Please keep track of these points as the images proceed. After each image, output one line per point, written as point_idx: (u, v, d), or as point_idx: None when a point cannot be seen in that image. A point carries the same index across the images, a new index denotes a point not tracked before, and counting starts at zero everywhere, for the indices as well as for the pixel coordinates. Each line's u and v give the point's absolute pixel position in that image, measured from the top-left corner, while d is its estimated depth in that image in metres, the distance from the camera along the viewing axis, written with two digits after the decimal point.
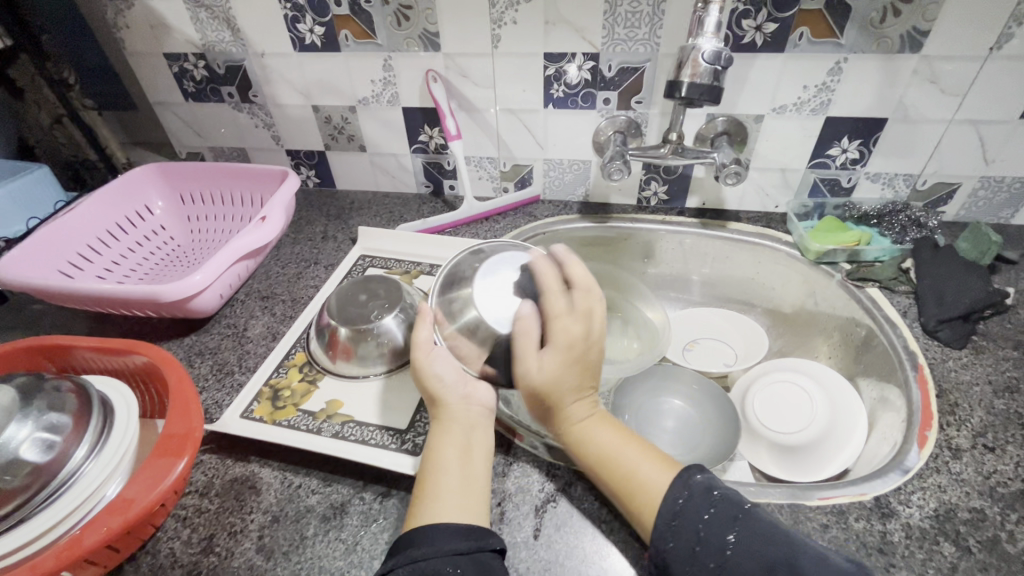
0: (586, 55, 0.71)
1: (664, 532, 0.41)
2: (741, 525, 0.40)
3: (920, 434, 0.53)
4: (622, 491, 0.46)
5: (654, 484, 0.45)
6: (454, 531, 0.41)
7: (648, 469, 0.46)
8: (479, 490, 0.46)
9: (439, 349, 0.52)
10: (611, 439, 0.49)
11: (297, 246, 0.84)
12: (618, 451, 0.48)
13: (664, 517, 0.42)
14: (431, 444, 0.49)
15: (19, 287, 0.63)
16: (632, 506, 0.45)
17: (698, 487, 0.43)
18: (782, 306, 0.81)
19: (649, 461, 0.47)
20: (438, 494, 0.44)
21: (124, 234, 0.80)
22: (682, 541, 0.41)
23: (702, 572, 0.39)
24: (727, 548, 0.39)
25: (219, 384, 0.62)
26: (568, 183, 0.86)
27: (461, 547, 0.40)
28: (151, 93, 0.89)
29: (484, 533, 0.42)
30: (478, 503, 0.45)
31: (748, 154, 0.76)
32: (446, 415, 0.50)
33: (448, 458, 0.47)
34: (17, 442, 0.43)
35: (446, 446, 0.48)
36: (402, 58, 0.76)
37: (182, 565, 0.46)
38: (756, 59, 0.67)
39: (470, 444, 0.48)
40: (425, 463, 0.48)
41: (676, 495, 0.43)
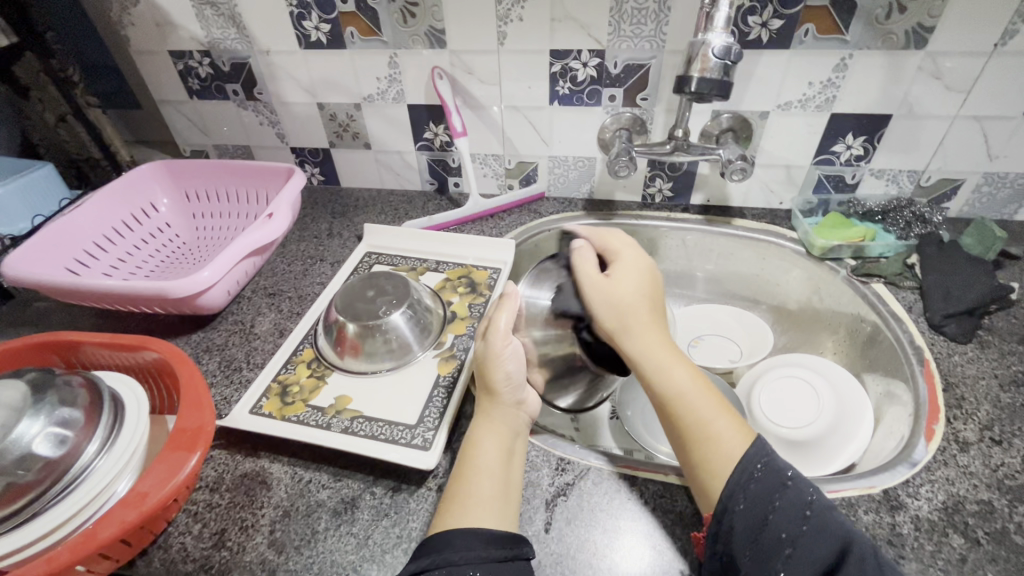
0: (592, 51, 0.72)
1: (737, 493, 0.41)
2: (817, 509, 0.40)
3: (928, 427, 0.53)
4: (699, 446, 0.45)
5: (731, 443, 0.45)
6: (489, 538, 0.42)
7: (723, 425, 0.46)
8: (512, 495, 0.46)
9: (512, 341, 0.52)
10: (689, 385, 0.49)
11: (302, 243, 0.84)
12: (693, 401, 0.48)
13: (737, 477, 0.42)
14: (473, 439, 0.49)
15: (27, 284, 0.63)
16: (708, 465, 0.44)
17: (776, 462, 0.43)
18: (787, 302, 0.81)
19: (726, 417, 0.47)
20: (476, 496, 0.45)
21: (130, 231, 0.80)
22: (756, 507, 0.41)
23: (771, 543, 0.39)
24: (800, 526, 0.39)
25: (227, 380, 0.62)
26: (572, 180, 0.86)
27: (498, 555, 0.41)
28: (155, 91, 0.89)
29: (518, 541, 0.43)
30: (512, 508, 0.46)
31: (753, 150, 0.77)
32: (496, 408, 0.51)
33: (489, 456, 0.48)
34: (29, 438, 0.43)
35: (490, 443, 0.48)
36: (409, 56, 0.77)
37: (194, 560, 0.46)
38: (762, 56, 0.67)
39: (511, 443, 0.49)
40: (463, 456, 0.48)
41: (753, 460, 0.43)
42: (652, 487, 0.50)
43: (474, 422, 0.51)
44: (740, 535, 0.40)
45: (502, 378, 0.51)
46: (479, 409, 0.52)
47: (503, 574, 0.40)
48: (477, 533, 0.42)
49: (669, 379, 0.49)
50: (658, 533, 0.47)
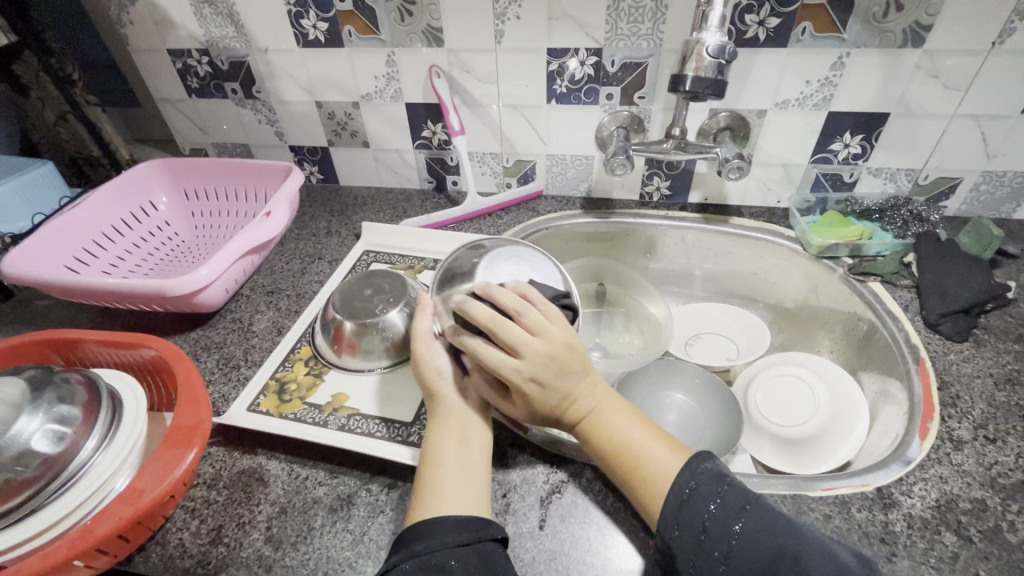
0: (590, 50, 0.72)
1: (669, 521, 0.41)
2: (749, 517, 0.40)
3: (922, 425, 0.53)
4: (633, 480, 0.45)
5: (667, 469, 0.45)
6: (457, 524, 0.42)
7: (657, 452, 0.46)
8: (482, 485, 0.47)
9: (436, 342, 0.52)
10: (623, 426, 0.48)
11: (300, 241, 0.84)
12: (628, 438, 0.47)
13: (672, 505, 0.42)
14: (431, 440, 0.49)
15: (26, 282, 0.63)
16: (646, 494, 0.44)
17: (704, 476, 0.43)
18: (784, 301, 0.81)
19: (657, 443, 0.47)
20: (441, 489, 0.45)
21: (129, 230, 0.80)
22: (688, 530, 0.41)
23: (709, 563, 0.39)
24: (732, 542, 0.40)
25: (226, 378, 0.62)
26: (570, 178, 0.87)
27: (460, 539, 0.41)
28: (155, 90, 0.89)
29: (483, 523, 0.43)
30: (482, 497, 0.46)
31: (750, 149, 0.77)
32: (443, 411, 0.50)
33: (448, 451, 0.48)
34: (28, 434, 0.43)
35: (444, 441, 0.48)
36: (407, 54, 0.77)
37: (192, 556, 0.46)
38: (759, 54, 0.67)
39: (469, 437, 0.49)
40: (423, 458, 0.48)
41: (687, 481, 0.43)
42: None
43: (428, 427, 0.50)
44: (682, 562, 0.40)
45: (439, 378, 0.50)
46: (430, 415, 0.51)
47: (468, 556, 0.40)
48: (470, 530, 0.42)
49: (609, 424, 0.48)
50: (652, 531, 0.47)
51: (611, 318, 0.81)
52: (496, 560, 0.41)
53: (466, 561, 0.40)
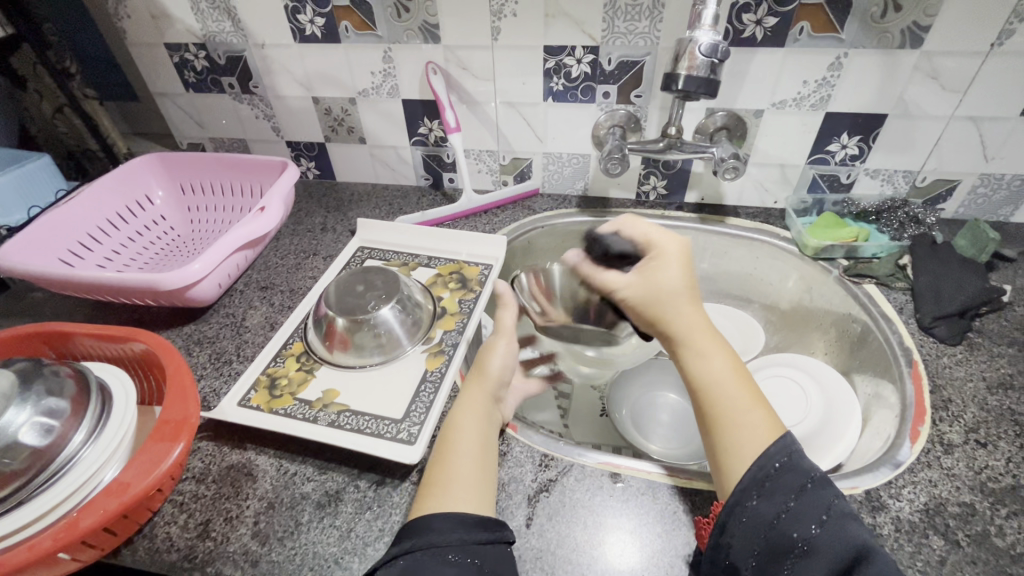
0: (586, 48, 0.71)
1: (750, 488, 0.42)
2: (836, 514, 0.39)
3: (913, 429, 0.53)
4: (718, 428, 0.46)
5: (757, 438, 0.44)
6: (465, 521, 0.42)
7: (755, 420, 0.45)
8: (490, 483, 0.48)
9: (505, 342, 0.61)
10: (723, 371, 0.49)
11: (295, 237, 0.84)
12: (723, 386, 0.48)
13: (754, 474, 0.42)
14: (455, 420, 0.52)
15: (20, 275, 0.63)
16: (723, 451, 0.45)
17: (799, 460, 0.42)
18: (779, 302, 0.81)
19: (758, 411, 0.46)
20: (456, 476, 0.46)
21: (124, 224, 0.80)
22: (769, 505, 0.41)
23: (777, 542, 0.39)
24: (811, 528, 0.39)
25: (217, 373, 0.62)
26: (567, 176, 0.86)
27: (479, 537, 0.42)
28: (152, 84, 0.89)
29: (498, 525, 0.43)
30: (490, 495, 0.47)
31: (747, 149, 0.76)
32: (477, 390, 0.55)
33: (470, 435, 0.50)
34: (16, 426, 0.43)
35: (469, 421, 0.52)
36: (404, 50, 0.77)
37: (178, 550, 0.47)
38: (756, 54, 0.67)
39: (488, 429, 0.52)
40: (445, 436, 0.51)
41: (772, 458, 0.42)
42: (633, 484, 0.50)
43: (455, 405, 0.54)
44: (749, 530, 0.41)
45: (494, 365, 0.58)
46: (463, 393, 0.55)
47: (483, 555, 0.41)
48: (457, 527, 0.42)
49: (707, 362, 0.49)
50: (638, 530, 0.47)
51: None
52: (496, 555, 0.41)
53: (480, 559, 0.41)
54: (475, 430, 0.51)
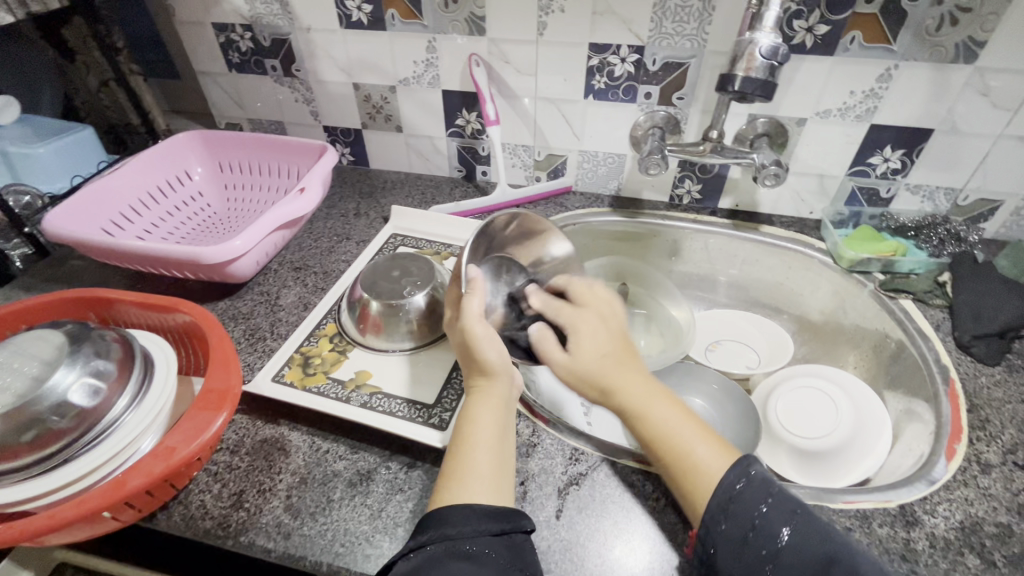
0: (632, 47, 0.71)
1: (718, 514, 0.42)
2: (799, 522, 0.40)
3: (949, 446, 0.53)
4: (676, 472, 0.46)
5: (712, 469, 0.44)
6: (484, 510, 0.42)
7: (705, 451, 0.46)
8: (508, 470, 0.47)
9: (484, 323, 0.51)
10: (669, 418, 0.48)
11: (329, 221, 0.85)
12: (676, 430, 0.47)
13: (718, 500, 0.42)
14: (470, 414, 0.49)
15: (65, 241, 0.64)
16: (685, 489, 0.45)
17: (758, 480, 0.43)
18: (809, 313, 0.80)
19: (706, 442, 0.46)
20: (474, 469, 0.45)
21: (163, 198, 0.82)
22: (735, 527, 0.41)
23: (752, 562, 0.40)
24: (780, 542, 0.39)
25: (251, 349, 0.63)
26: (601, 175, 0.86)
27: (493, 529, 0.41)
28: (196, 62, 0.91)
29: (513, 516, 0.43)
30: (508, 484, 0.46)
31: (786, 158, 0.76)
32: (493, 386, 0.50)
33: (483, 432, 0.47)
34: (65, 386, 0.44)
35: (484, 420, 0.48)
36: (449, 41, 0.77)
37: (213, 518, 0.47)
38: (804, 61, 0.67)
39: (505, 419, 0.49)
40: (459, 434, 0.48)
41: (735, 480, 0.43)
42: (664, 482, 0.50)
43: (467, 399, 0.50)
44: (724, 556, 0.40)
45: (492, 356, 0.50)
46: (471, 386, 0.51)
47: (498, 547, 0.41)
48: (490, 514, 0.42)
49: (654, 413, 0.49)
50: (666, 529, 0.47)
51: (631, 317, 0.83)
52: (525, 553, 0.41)
53: (506, 549, 0.41)
54: (495, 423, 0.48)
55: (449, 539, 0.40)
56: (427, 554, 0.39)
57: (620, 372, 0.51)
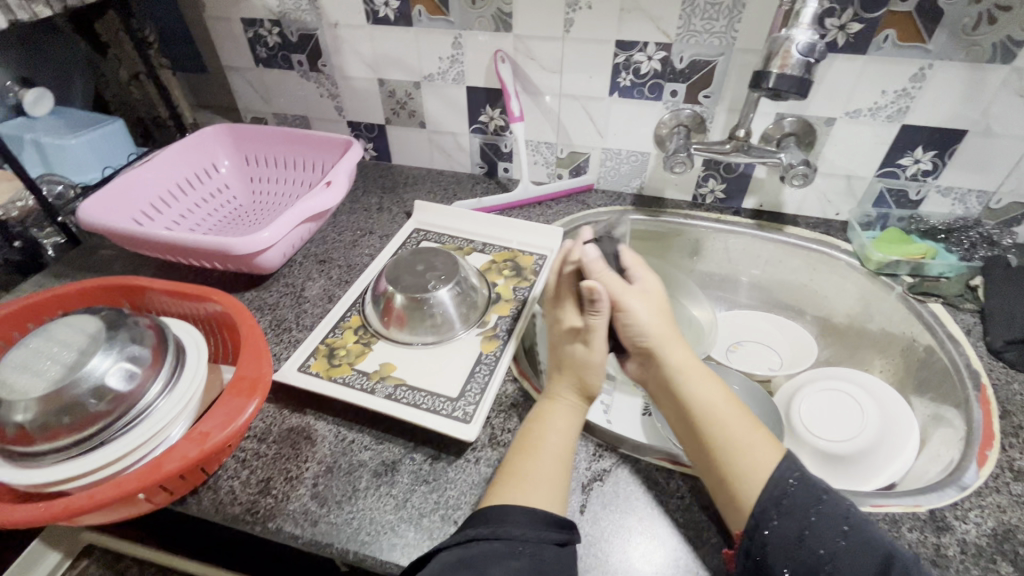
0: (659, 44, 0.71)
1: (770, 511, 0.42)
2: (855, 523, 0.40)
3: (980, 452, 0.52)
4: (724, 461, 0.46)
5: (763, 461, 0.45)
6: (512, 504, 0.43)
7: (758, 440, 0.46)
8: (568, 480, 0.47)
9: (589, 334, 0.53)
10: (714, 397, 0.50)
11: (352, 215, 0.86)
12: (722, 419, 0.48)
13: (770, 493, 0.43)
14: (539, 414, 0.51)
15: (99, 230, 0.66)
16: (728, 479, 0.45)
17: (807, 476, 0.44)
18: (833, 315, 0.79)
19: (761, 433, 0.47)
20: (533, 472, 0.45)
21: (192, 189, 0.83)
22: (790, 523, 0.41)
23: (806, 559, 0.40)
24: (836, 540, 0.40)
25: (278, 339, 0.64)
26: (623, 174, 0.86)
27: (557, 539, 0.42)
28: (224, 57, 0.92)
29: (571, 525, 0.43)
30: (564, 492, 0.46)
31: (813, 157, 0.75)
32: (565, 390, 0.53)
33: (551, 434, 0.49)
34: (102, 370, 0.45)
35: (556, 422, 0.50)
36: (474, 37, 0.77)
37: (241, 503, 0.48)
38: (835, 60, 0.66)
39: (573, 421, 0.51)
40: (525, 436, 0.49)
41: (786, 474, 0.43)
42: (687, 480, 0.50)
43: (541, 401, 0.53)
44: (775, 551, 0.41)
45: (593, 380, 0.52)
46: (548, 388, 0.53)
47: (554, 553, 0.41)
48: (515, 507, 0.43)
49: (701, 394, 0.50)
50: (691, 527, 0.47)
51: None
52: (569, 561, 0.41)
53: (532, 540, 0.41)
54: (566, 429, 0.49)
55: (496, 538, 0.41)
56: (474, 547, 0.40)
57: (670, 345, 0.52)
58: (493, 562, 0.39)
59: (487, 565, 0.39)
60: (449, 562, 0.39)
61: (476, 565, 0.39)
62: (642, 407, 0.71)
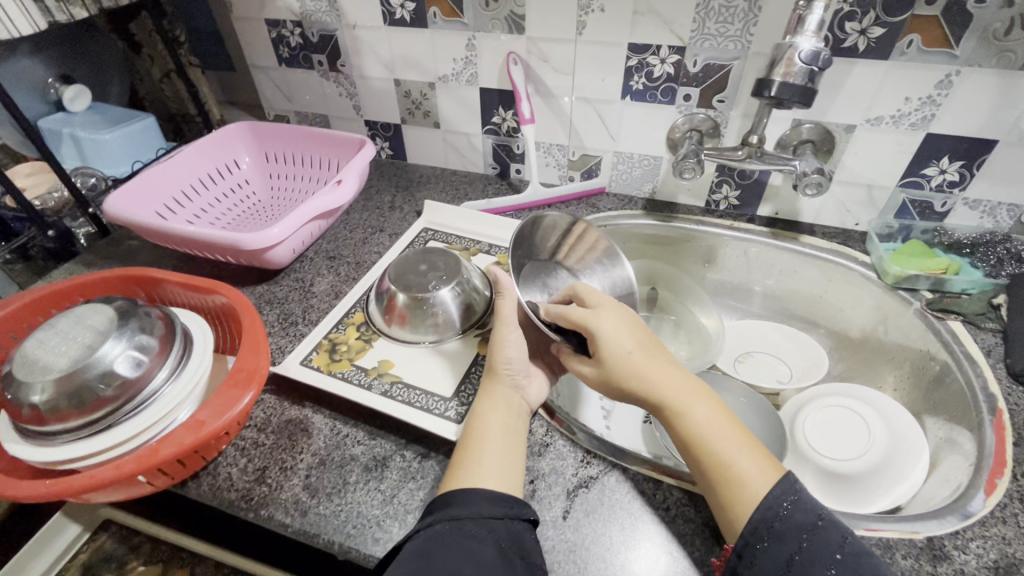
0: (672, 48, 0.70)
1: (761, 531, 0.41)
2: (849, 552, 0.39)
3: (989, 480, 0.49)
4: (719, 488, 0.44)
5: (757, 485, 0.43)
6: (488, 500, 0.43)
7: (749, 466, 0.44)
8: (516, 462, 0.48)
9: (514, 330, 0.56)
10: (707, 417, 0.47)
11: (365, 212, 0.88)
12: (714, 438, 0.46)
13: (761, 514, 0.41)
14: (477, 411, 0.51)
15: (123, 222, 0.69)
16: (721, 505, 0.44)
17: (806, 502, 0.42)
18: (849, 329, 0.76)
19: (750, 454, 0.45)
20: (479, 458, 0.47)
21: (213, 184, 0.86)
22: (780, 547, 0.40)
23: None
24: (825, 570, 0.39)
25: (284, 332, 0.66)
26: (635, 178, 0.85)
27: (500, 513, 0.43)
28: (249, 56, 0.95)
29: (518, 502, 0.44)
30: (516, 474, 0.47)
31: (831, 166, 0.73)
32: (497, 385, 0.53)
33: (493, 427, 0.50)
34: (112, 357, 0.48)
35: (491, 417, 0.50)
36: (487, 39, 0.78)
37: (238, 490, 0.50)
38: (855, 65, 0.63)
39: (512, 418, 0.51)
40: (468, 428, 0.50)
41: (781, 497, 0.42)
42: (675, 492, 0.49)
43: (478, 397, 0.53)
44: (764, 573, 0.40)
45: (504, 358, 0.54)
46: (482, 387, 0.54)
47: (502, 531, 0.42)
48: (490, 508, 0.43)
49: (688, 415, 0.47)
50: (675, 540, 0.46)
51: (660, 322, 0.81)
52: (524, 540, 0.42)
53: (504, 539, 0.41)
54: (502, 424, 0.50)
55: (454, 518, 0.42)
56: (430, 530, 0.41)
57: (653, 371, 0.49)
58: (444, 542, 0.40)
59: (439, 550, 0.40)
60: (411, 550, 0.40)
61: (428, 551, 0.40)
62: (642, 415, 0.70)
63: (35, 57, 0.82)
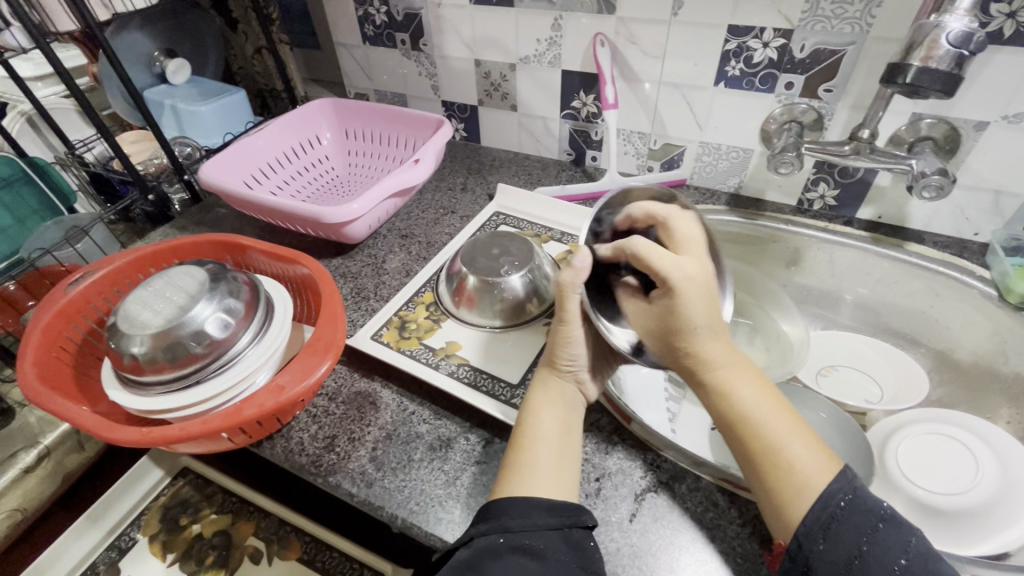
0: (778, 31, 0.64)
1: (866, 546, 0.36)
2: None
3: None
4: (766, 474, 0.40)
5: (809, 472, 0.38)
6: (544, 507, 0.41)
7: (800, 450, 0.40)
8: (574, 466, 0.46)
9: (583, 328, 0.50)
10: (754, 399, 0.42)
11: (437, 193, 0.88)
12: (767, 421, 0.41)
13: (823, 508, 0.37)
14: (530, 408, 0.49)
15: (213, 189, 0.73)
16: (773, 496, 0.39)
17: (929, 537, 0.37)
18: (956, 351, 0.68)
19: (803, 440, 0.40)
20: (535, 465, 0.44)
21: (296, 158, 0.89)
22: None
23: None
24: None
25: (356, 306, 0.68)
26: (721, 171, 0.80)
27: (552, 523, 0.41)
28: (334, 34, 0.97)
29: (574, 509, 0.42)
30: (572, 477, 0.45)
31: (953, 168, 0.65)
32: (555, 380, 0.51)
33: (548, 428, 0.47)
34: (203, 317, 0.50)
35: (547, 414, 0.48)
36: (576, 20, 0.75)
37: (309, 455, 0.52)
38: (997, 54, 0.56)
39: (570, 416, 0.49)
40: (523, 424, 0.48)
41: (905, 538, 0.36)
42: (752, 508, 0.46)
43: (531, 391, 0.51)
44: None
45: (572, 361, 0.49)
46: (539, 379, 0.52)
47: (558, 542, 0.40)
48: (545, 506, 0.41)
49: (741, 384, 0.42)
50: (750, 558, 0.43)
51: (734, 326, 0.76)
52: (587, 550, 0.40)
53: (557, 547, 0.40)
54: (559, 422, 0.48)
55: (508, 532, 0.40)
56: (486, 544, 0.39)
57: (716, 337, 0.43)
58: (500, 558, 0.38)
59: (495, 565, 0.38)
60: (460, 560, 0.39)
61: (484, 563, 0.38)
62: (711, 422, 0.65)
63: (144, 31, 0.88)
